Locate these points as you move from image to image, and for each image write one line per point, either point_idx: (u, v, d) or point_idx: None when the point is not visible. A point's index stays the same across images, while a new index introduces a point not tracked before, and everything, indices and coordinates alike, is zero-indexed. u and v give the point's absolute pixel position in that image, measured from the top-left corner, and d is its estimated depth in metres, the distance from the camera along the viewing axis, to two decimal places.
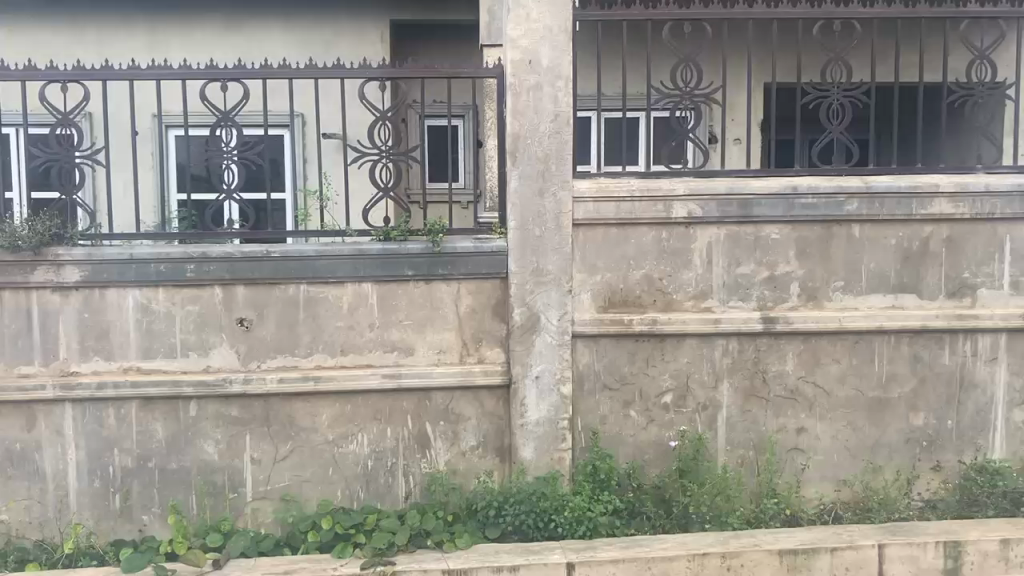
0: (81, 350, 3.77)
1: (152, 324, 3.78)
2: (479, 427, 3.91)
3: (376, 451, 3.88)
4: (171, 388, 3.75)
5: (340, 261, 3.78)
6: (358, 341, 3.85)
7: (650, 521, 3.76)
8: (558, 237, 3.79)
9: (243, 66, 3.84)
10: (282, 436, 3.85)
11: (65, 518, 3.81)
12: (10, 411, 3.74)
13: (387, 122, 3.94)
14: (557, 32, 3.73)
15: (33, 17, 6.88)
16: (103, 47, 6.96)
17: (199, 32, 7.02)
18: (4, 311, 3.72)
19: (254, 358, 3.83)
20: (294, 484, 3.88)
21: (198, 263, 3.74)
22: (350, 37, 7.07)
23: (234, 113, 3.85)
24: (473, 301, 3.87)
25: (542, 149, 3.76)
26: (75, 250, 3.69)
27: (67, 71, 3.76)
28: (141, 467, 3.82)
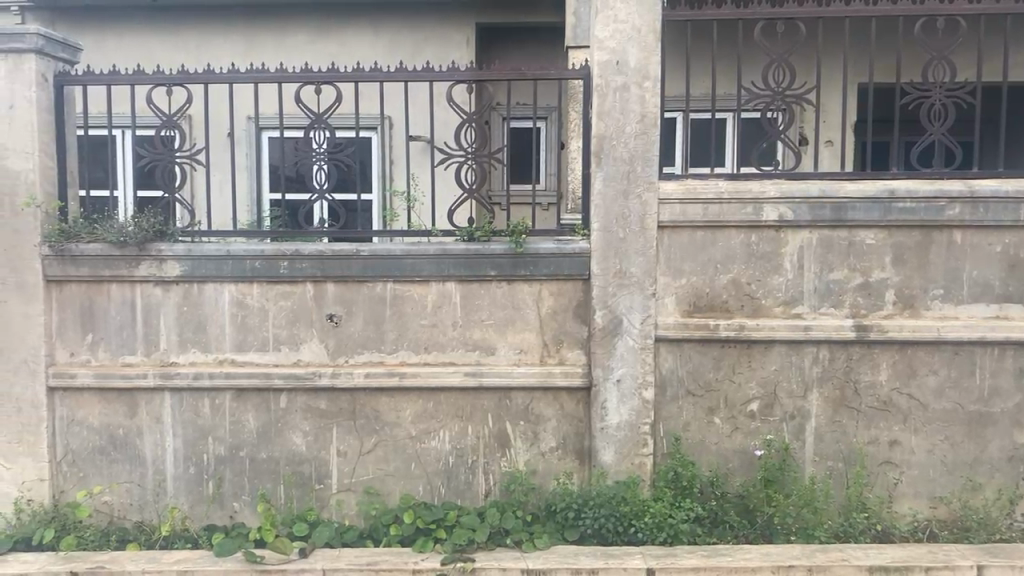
0: (180, 342, 3.95)
1: (247, 318, 3.93)
2: (559, 429, 3.90)
3: (457, 448, 3.93)
4: (263, 380, 3.89)
5: (425, 260, 3.84)
6: (441, 339, 3.91)
7: (732, 530, 3.69)
8: (643, 239, 3.75)
9: (337, 69, 3.93)
10: (366, 430, 3.93)
11: (162, 502, 3.99)
12: (114, 397, 3.96)
13: (473, 124, 3.97)
14: (645, 32, 3.69)
15: (140, 24, 7.25)
16: (202, 52, 7.27)
17: (292, 38, 7.26)
18: (112, 303, 3.94)
19: (342, 353, 3.93)
20: (376, 478, 3.96)
21: (290, 260, 3.86)
22: (438, 41, 7.19)
23: (326, 115, 3.96)
24: (555, 302, 3.87)
25: (627, 150, 3.74)
26: (176, 246, 3.87)
27: (171, 75, 3.93)
28: (233, 456, 3.96)
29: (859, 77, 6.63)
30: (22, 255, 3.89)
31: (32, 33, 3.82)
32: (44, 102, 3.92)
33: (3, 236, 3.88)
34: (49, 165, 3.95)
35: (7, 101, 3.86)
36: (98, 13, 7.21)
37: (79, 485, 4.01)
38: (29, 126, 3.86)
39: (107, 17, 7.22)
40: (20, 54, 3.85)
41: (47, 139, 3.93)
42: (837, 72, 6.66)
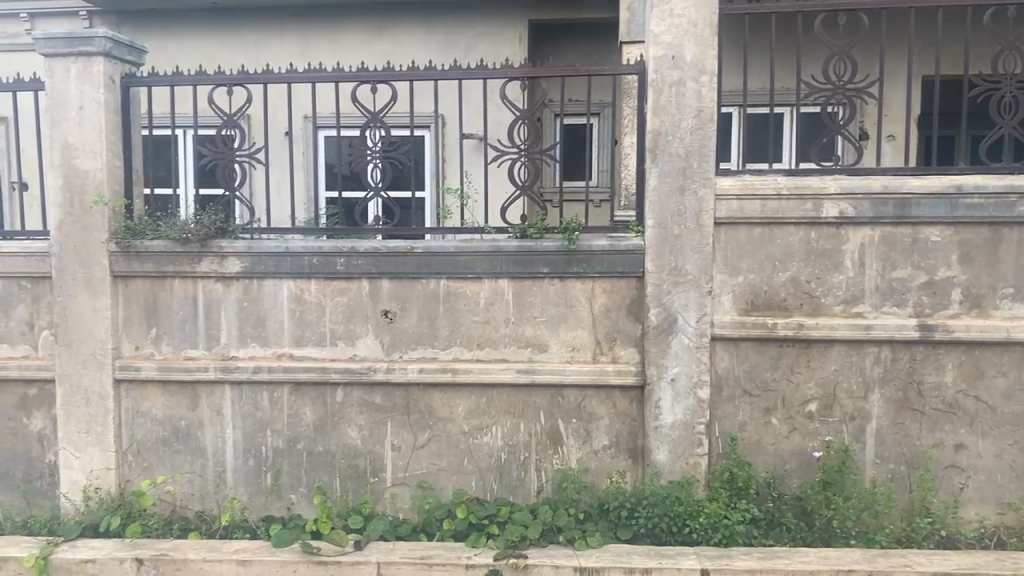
0: (240, 336, 4.03)
1: (304, 313, 4.00)
2: (612, 427, 3.88)
3: (510, 444, 3.93)
4: (320, 374, 3.95)
5: (478, 257, 3.85)
6: (494, 336, 3.91)
7: (790, 533, 3.62)
8: (699, 237, 3.70)
9: (392, 68, 3.97)
10: (421, 425, 3.97)
11: (222, 492, 4.09)
12: (177, 390, 4.07)
13: (526, 121, 3.97)
14: (702, 26, 3.64)
15: (201, 25, 7.43)
16: (261, 53, 7.41)
17: (347, 38, 7.36)
18: (175, 298, 4.05)
19: (397, 349, 3.96)
20: (430, 473, 3.99)
21: (347, 257, 3.91)
22: (490, 39, 7.21)
23: (382, 114, 4.00)
24: (609, 300, 3.84)
25: (683, 145, 3.69)
26: (237, 243, 3.95)
27: (232, 75, 4.01)
28: (291, 448, 4.04)
29: (924, 69, 6.44)
30: (91, 251, 4.02)
31: (100, 37, 3.94)
32: (111, 104, 4.05)
33: (73, 233, 4.02)
34: (116, 164, 4.07)
35: (77, 103, 3.99)
36: (162, 17, 7.42)
37: (144, 475, 4.14)
38: (98, 127, 3.99)
39: (170, 21, 7.43)
40: (89, 57, 3.98)
41: (114, 140, 4.06)
42: (901, 65, 6.51)
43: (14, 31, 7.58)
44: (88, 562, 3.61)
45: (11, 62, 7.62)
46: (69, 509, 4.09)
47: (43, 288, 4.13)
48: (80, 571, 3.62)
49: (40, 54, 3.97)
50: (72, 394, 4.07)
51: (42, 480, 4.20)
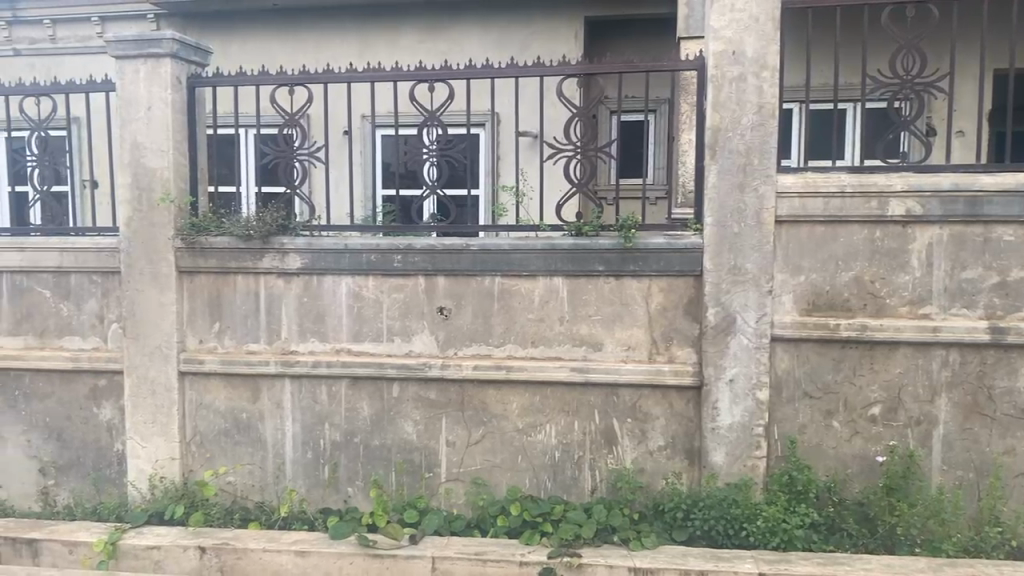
0: (300, 331, 4.11)
1: (362, 309, 4.05)
2: (667, 428, 3.84)
3: (564, 443, 3.92)
4: (377, 369, 4.00)
5: (533, 255, 3.85)
6: (549, 334, 3.91)
7: (851, 539, 3.53)
8: (759, 235, 3.64)
9: (449, 67, 3.98)
10: (475, 421, 3.99)
11: (281, 484, 4.17)
12: (239, 383, 4.17)
13: (583, 118, 3.94)
14: (764, 21, 3.57)
15: (263, 26, 7.58)
16: (321, 53, 7.54)
17: (404, 37, 7.43)
18: (238, 294, 4.15)
19: (452, 345, 3.99)
20: (484, 469, 4.00)
21: (404, 254, 3.95)
22: (546, 37, 7.20)
23: (439, 112, 4.02)
24: (665, 299, 3.80)
25: (744, 142, 3.63)
26: (298, 240, 4.02)
27: (294, 75, 4.08)
28: (349, 442, 4.10)
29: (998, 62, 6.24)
30: (157, 247, 4.14)
31: (168, 38, 4.04)
32: (178, 103, 4.16)
33: (141, 230, 4.15)
34: (182, 163, 4.18)
35: (146, 103, 4.11)
36: (225, 19, 7.60)
37: (206, 465, 4.25)
38: (166, 126, 4.10)
39: (233, 22, 7.61)
40: (158, 58, 4.09)
41: (180, 139, 4.17)
42: (973, 58, 6.33)
43: (86, 34, 7.85)
44: (154, 549, 3.73)
45: (83, 64, 7.90)
46: (136, 496, 4.23)
47: (113, 283, 4.27)
48: (146, 557, 3.74)
49: (112, 56, 4.11)
50: (140, 385, 4.21)
51: (111, 468, 4.35)
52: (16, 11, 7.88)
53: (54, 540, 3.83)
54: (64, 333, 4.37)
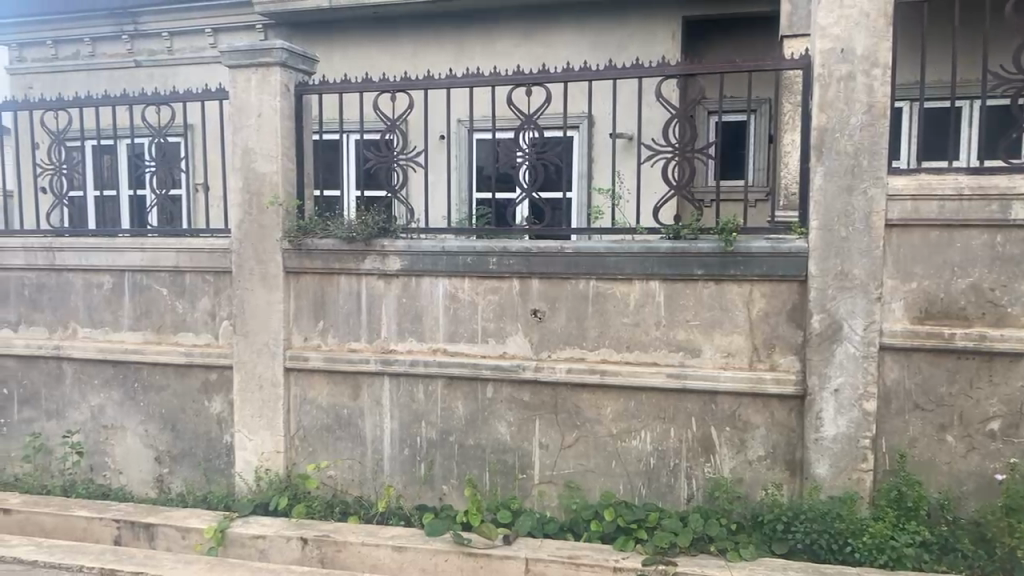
0: (399, 331, 4.21)
1: (458, 311, 4.11)
2: (768, 437, 3.73)
3: (659, 449, 3.87)
4: (471, 369, 4.05)
5: (629, 258, 3.81)
6: (644, 339, 3.86)
7: (966, 560, 3.32)
8: (867, 239, 3.50)
9: (547, 71, 3.99)
10: (569, 425, 3.98)
11: (379, 480, 4.28)
12: (340, 380, 4.30)
13: (681, 120, 3.88)
14: (875, 17, 3.44)
15: (363, 34, 7.80)
16: (419, 59, 7.70)
17: (500, 42, 7.50)
18: (341, 293, 4.29)
19: (546, 348, 3.99)
20: (578, 473, 3.99)
21: (499, 256, 3.99)
22: (643, 38, 7.14)
23: (536, 116, 4.03)
24: (767, 304, 3.69)
25: (852, 142, 3.50)
26: (397, 242, 4.12)
27: (395, 82, 4.18)
28: (444, 440, 4.16)
29: None
30: (266, 248, 4.32)
31: (277, 48, 4.21)
32: (287, 110, 4.33)
33: (251, 232, 4.34)
34: (290, 167, 4.35)
35: (257, 111, 4.30)
36: (328, 29, 7.87)
37: (309, 459, 4.40)
38: (275, 133, 4.28)
39: (336, 32, 7.86)
40: (268, 67, 4.27)
41: (287, 144, 4.33)
42: None
43: (200, 45, 8.27)
44: (259, 538, 3.89)
45: (197, 74, 8.32)
46: (243, 487, 4.42)
47: (224, 282, 4.48)
48: (252, 545, 3.90)
49: (226, 65, 4.32)
50: (248, 380, 4.40)
51: (220, 459, 4.56)
52: (137, 25, 8.36)
53: (168, 525, 4.05)
54: (179, 329, 4.60)
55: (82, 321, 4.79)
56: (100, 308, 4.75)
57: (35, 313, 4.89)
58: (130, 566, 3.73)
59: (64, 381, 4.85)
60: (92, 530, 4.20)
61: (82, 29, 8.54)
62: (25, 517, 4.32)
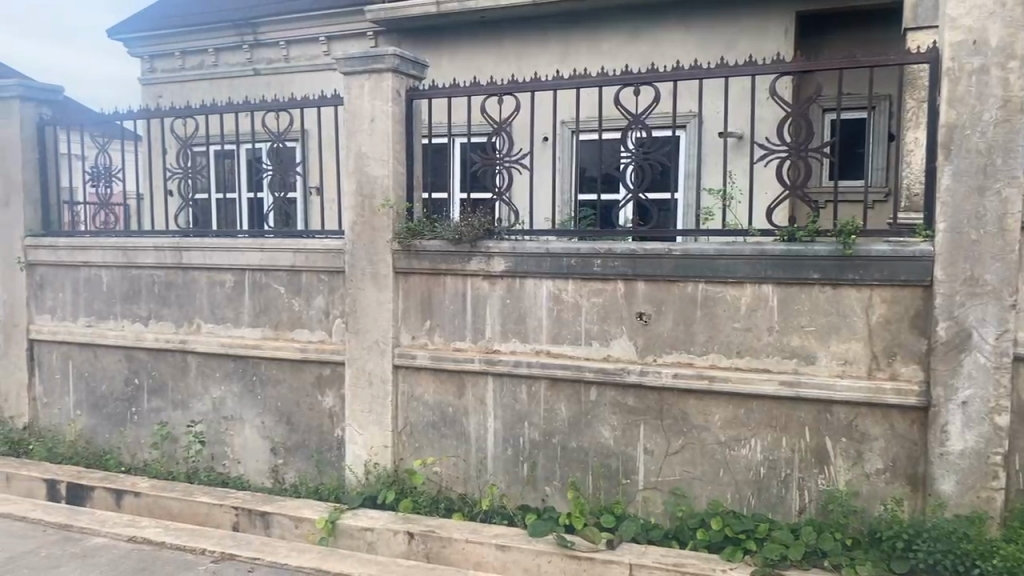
0: (503, 332, 4.24)
1: (562, 312, 4.11)
2: (887, 450, 3.56)
3: (770, 459, 3.75)
4: (576, 371, 4.04)
5: (740, 261, 3.71)
6: (755, 345, 3.74)
7: None
8: (1001, 242, 3.29)
9: (656, 70, 3.93)
10: (674, 431, 3.90)
11: (483, 478, 4.33)
12: (446, 379, 4.38)
13: (796, 118, 3.74)
14: (1011, 5, 3.22)
15: (470, 38, 7.91)
16: (524, 62, 7.75)
17: (606, 43, 7.46)
18: (447, 293, 4.36)
19: (651, 351, 3.93)
20: (683, 480, 3.91)
21: (604, 258, 3.97)
22: (753, 35, 6.95)
23: (644, 116, 3.97)
24: (888, 311, 3.52)
25: (984, 139, 3.30)
26: (502, 244, 4.16)
27: (503, 85, 4.22)
28: (547, 442, 4.17)
29: None
30: (378, 249, 4.44)
31: (390, 54, 4.33)
32: (398, 115, 4.44)
33: (363, 233, 4.48)
34: (400, 170, 4.46)
35: (370, 116, 4.43)
36: (436, 34, 8.02)
37: (415, 455, 4.50)
38: (387, 137, 4.40)
39: (443, 37, 8.01)
40: (380, 73, 4.39)
41: (398, 148, 4.44)
42: None
43: (314, 52, 8.60)
44: (368, 530, 4.00)
45: (311, 80, 8.65)
46: (352, 480, 4.57)
47: (338, 281, 4.64)
48: (361, 537, 4.02)
49: (342, 72, 4.47)
50: (359, 376, 4.55)
51: (331, 452, 4.72)
52: (257, 35, 8.77)
53: (283, 515, 4.22)
54: (294, 326, 4.79)
55: (206, 316, 5.06)
56: (222, 304, 5.01)
57: (164, 309, 5.20)
58: (249, 552, 3.91)
59: (188, 373, 5.13)
60: (214, 516, 4.42)
61: (207, 40, 9.04)
62: (153, 501, 4.60)
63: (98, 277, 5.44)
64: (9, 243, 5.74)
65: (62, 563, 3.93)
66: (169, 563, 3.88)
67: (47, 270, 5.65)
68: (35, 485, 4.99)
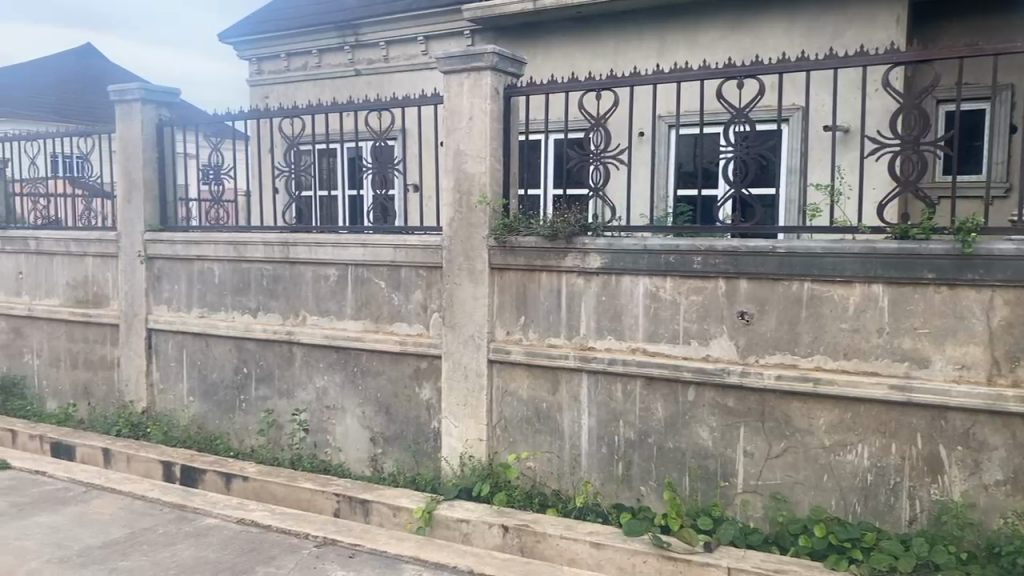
0: (598, 328, 4.22)
1: (660, 310, 4.05)
2: (1008, 461, 3.36)
3: (878, 465, 3.60)
4: (673, 370, 3.98)
5: (848, 259, 3.57)
6: (864, 346, 3.60)
7: None
8: None
9: (760, 62, 3.82)
10: (776, 433, 3.80)
11: (577, 475, 4.33)
12: (541, 375, 4.39)
13: (910, 110, 3.55)
14: None
15: (565, 34, 7.90)
16: (619, 56, 7.68)
17: (704, 35, 7.32)
18: (543, 289, 4.37)
19: (753, 352, 3.84)
20: (785, 485, 3.80)
21: (704, 255, 3.89)
22: (862, 24, 6.68)
23: (747, 109, 3.86)
24: (1011, 313, 3.32)
25: None
26: (599, 240, 4.15)
27: (601, 80, 4.18)
28: (643, 441, 4.12)
29: None
30: (474, 245, 4.50)
31: (489, 52, 4.37)
32: (496, 112, 4.48)
33: (460, 229, 4.55)
34: (497, 167, 4.50)
35: (468, 113, 4.48)
36: (533, 31, 8.05)
37: (509, 449, 4.53)
38: (485, 134, 4.44)
39: (540, 33, 8.03)
40: (479, 71, 4.43)
41: (495, 145, 4.48)
42: None
43: (413, 52, 8.77)
44: (464, 522, 4.07)
45: (410, 80, 8.83)
46: (448, 471, 4.65)
47: (435, 276, 4.73)
48: (457, 528, 4.09)
49: (442, 71, 4.54)
50: (455, 370, 4.62)
51: (428, 443, 4.82)
52: (358, 36, 9.01)
53: (382, 503, 4.33)
54: (393, 319, 4.91)
55: (311, 309, 5.24)
56: (326, 298, 5.17)
57: (271, 301, 5.42)
58: (350, 539, 4.04)
59: (294, 363, 5.33)
60: (316, 502, 4.58)
61: (311, 42, 9.34)
62: (260, 485, 4.80)
63: (211, 269, 5.72)
64: (131, 238, 6.10)
65: (178, 540, 4.15)
66: (275, 545, 4.05)
67: (164, 263, 5.97)
68: (152, 466, 5.29)
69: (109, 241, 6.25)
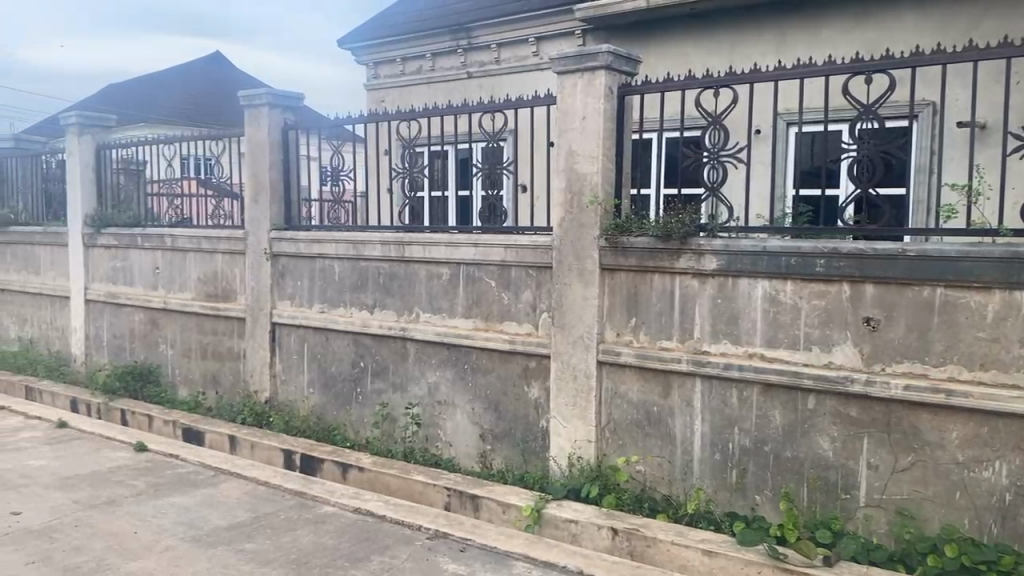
0: (712, 332, 4.13)
1: (779, 314, 3.92)
2: None
3: (1018, 485, 3.37)
4: (792, 377, 3.85)
5: (987, 263, 3.36)
6: (1004, 357, 3.37)
7: None
8: None
9: (891, 56, 3.64)
10: (903, 446, 3.61)
11: (689, 481, 4.25)
12: (652, 377, 4.34)
13: None
14: None
15: (679, 32, 7.78)
16: (735, 52, 7.49)
17: (825, 31, 7.05)
18: (655, 290, 4.31)
19: (879, 360, 3.66)
20: (913, 501, 3.61)
21: (827, 258, 3.74)
22: (1001, 14, 6.27)
23: (875, 105, 3.69)
24: None
25: None
26: (715, 241, 4.06)
27: (720, 78, 4.09)
28: (759, 449, 4.01)
29: None
30: (585, 245, 4.50)
31: (604, 51, 4.35)
32: (610, 112, 4.45)
33: (571, 230, 4.55)
34: (610, 167, 4.48)
35: (582, 113, 4.47)
36: (646, 29, 7.97)
37: (619, 451, 4.50)
38: (598, 134, 4.42)
39: (653, 32, 7.94)
40: (594, 71, 4.42)
41: (609, 145, 4.46)
42: None
43: (525, 53, 8.83)
44: (573, 522, 4.07)
45: (522, 81, 8.90)
46: (557, 471, 4.67)
47: (545, 276, 4.74)
48: (565, 528, 4.10)
49: (556, 72, 4.55)
50: (565, 370, 4.62)
51: (537, 442, 4.85)
52: (471, 39, 9.15)
53: (492, 499, 4.39)
54: (504, 318, 4.96)
55: (425, 306, 5.36)
56: (439, 296, 5.28)
57: (387, 298, 5.58)
58: (460, 533, 4.11)
59: (407, 359, 5.47)
60: (428, 495, 4.69)
61: (426, 46, 9.55)
62: (374, 477, 4.96)
63: (331, 267, 5.94)
64: (257, 236, 6.42)
65: (299, 526, 4.34)
66: (389, 535, 4.17)
67: (288, 260, 6.26)
68: (274, 453, 5.55)
69: (238, 239, 6.59)
